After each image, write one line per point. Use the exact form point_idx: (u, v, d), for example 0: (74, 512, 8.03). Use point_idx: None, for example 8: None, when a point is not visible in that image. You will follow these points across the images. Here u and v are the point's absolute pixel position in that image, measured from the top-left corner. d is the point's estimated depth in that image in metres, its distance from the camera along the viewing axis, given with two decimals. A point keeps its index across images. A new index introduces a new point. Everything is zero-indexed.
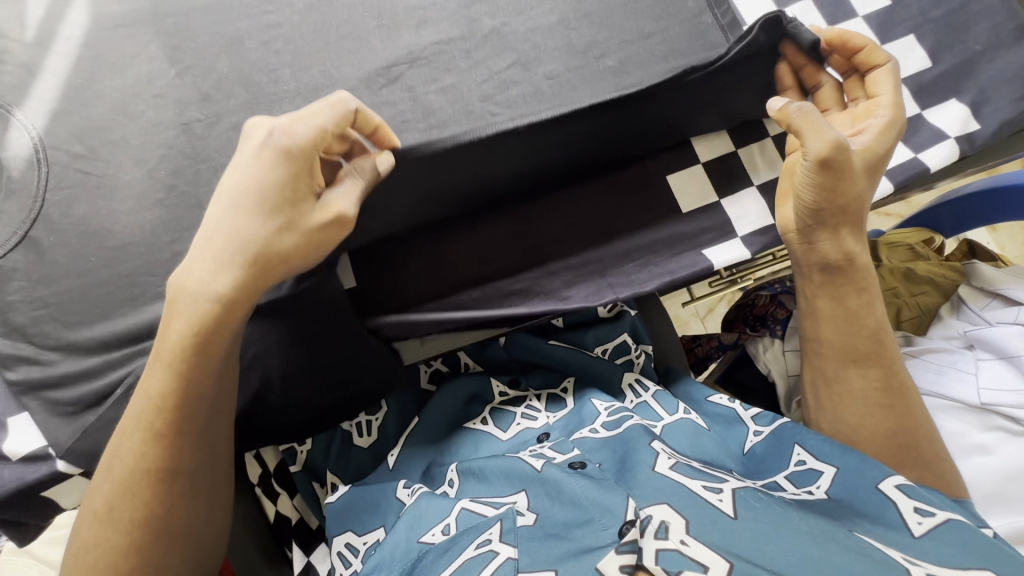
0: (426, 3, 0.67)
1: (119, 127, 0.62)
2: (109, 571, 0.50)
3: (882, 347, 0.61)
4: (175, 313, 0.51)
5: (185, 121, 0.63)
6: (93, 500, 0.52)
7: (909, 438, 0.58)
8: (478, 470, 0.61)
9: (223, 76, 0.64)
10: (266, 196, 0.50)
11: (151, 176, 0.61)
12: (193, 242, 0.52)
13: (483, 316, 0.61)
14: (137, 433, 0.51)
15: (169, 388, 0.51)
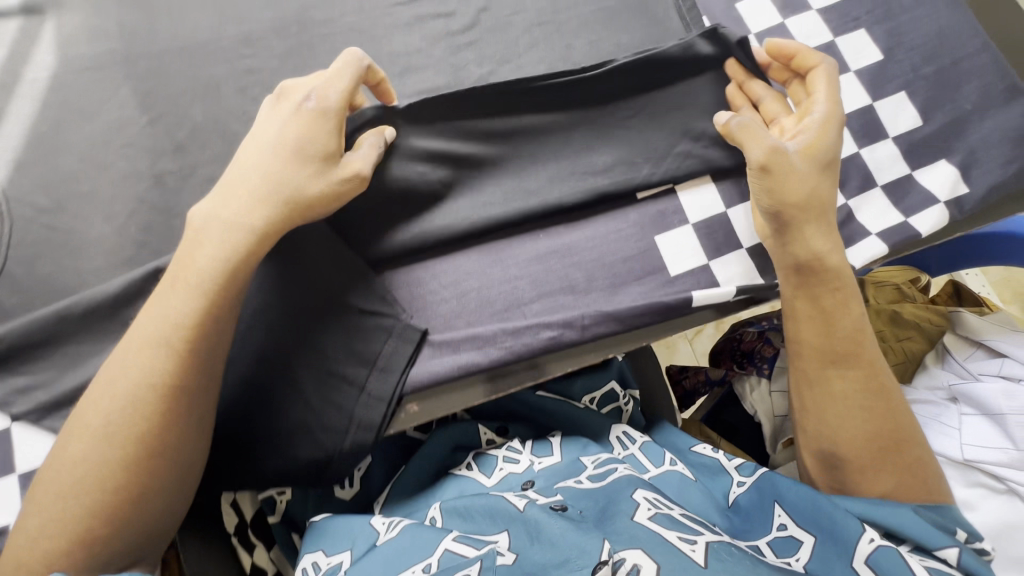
0: (411, 51, 0.66)
1: (89, 179, 0.60)
2: (95, 490, 0.47)
3: (863, 348, 0.59)
4: (205, 240, 0.52)
5: (157, 173, 0.60)
6: (87, 417, 0.49)
7: (889, 444, 0.57)
8: (465, 508, 0.59)
9: (199, 125, 0.62)
10: (301, 147, 0.54)
11: (121, 232, 0.58)
12: (223, 182, 0.54)
13: (483, 330, 0.57)
14: (149, 347, 0.49)
15: (190, 310, 0.50)
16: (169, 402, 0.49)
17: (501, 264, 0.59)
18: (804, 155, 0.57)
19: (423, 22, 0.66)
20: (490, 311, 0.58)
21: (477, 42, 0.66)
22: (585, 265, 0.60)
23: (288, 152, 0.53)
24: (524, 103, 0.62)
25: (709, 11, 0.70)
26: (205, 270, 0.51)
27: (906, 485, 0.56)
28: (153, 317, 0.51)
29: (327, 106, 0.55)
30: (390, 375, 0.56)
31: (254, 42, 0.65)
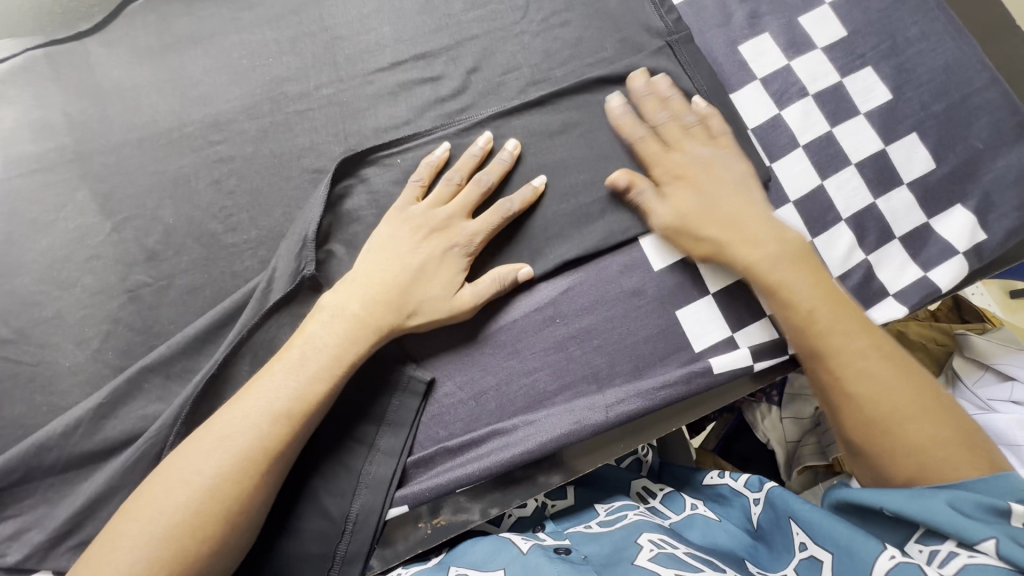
0: (398, 123, 0.60)
1: (53, 301, 0.54)
2: (185, 540, 0.43)
3: (844, 337, 0.52)
4: (331, 324, 0.51)
5: (130, 287, 0.54)
6: (189, 469, 0.45)
7: (908, 428, 0.50)
8: (468, 551, 0.53)
9: (171, 227, 0.56)
10: (435, 277, 0.53)
11: (98, 358, 0.53)
12: (357, 294, 0.52)
13: (507, 426, 0.54)
14: (267, 396, 0.47)
15: (310, 385, 0.48)
16: (288, 453, 0.48)
17: (515, 355, 0.56)
18: (678, 202, 0.56)
19: (407, 89, 0.61)
20: (512, 408, 0.55)
21: (468, 107, 0.61)
22: (603, 347, 0.57)
23: (426, 252, 0.54)
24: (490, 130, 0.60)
25: (711, 54, 0.66)
26: (329, 343, 0.50)
27: (944, 460, 0.49)
28: (278, 376, 0.48)
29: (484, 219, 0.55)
30: (401, 429, 0.53)
31: (223, 125, 0.59)
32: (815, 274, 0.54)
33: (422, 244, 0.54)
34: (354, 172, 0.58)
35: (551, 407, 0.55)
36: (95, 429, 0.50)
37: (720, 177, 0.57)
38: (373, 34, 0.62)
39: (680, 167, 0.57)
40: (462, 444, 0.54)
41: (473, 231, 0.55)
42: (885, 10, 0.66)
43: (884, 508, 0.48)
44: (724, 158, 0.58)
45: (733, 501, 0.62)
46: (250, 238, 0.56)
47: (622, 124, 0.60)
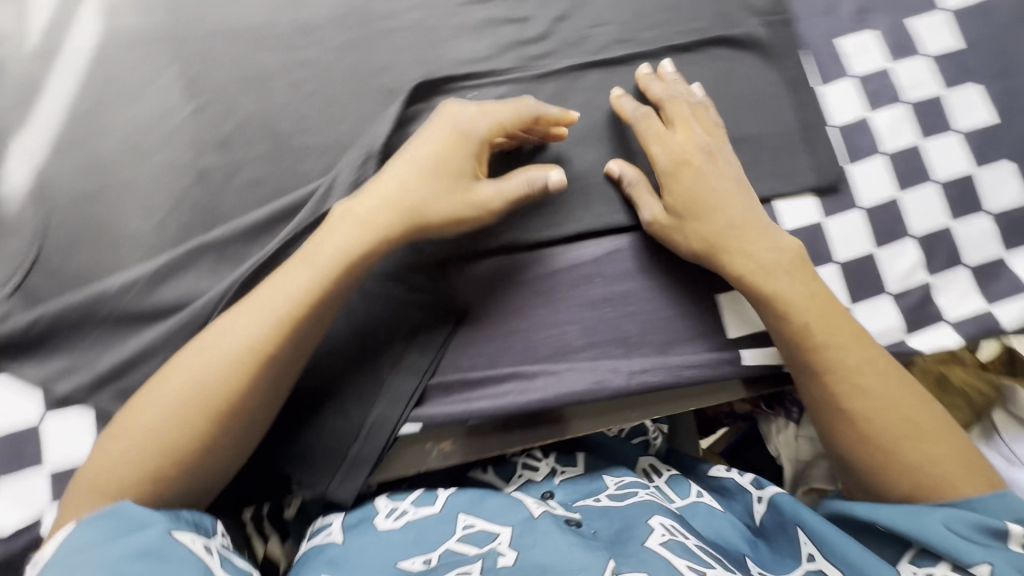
0: (477, 57, 0.60)
1: (130, 168, 0.57)
2: (187, 432, 0.45)
3: (833, 350, 0.51)
4: (339, 232, 0.49)
5: (201, 169, 0.57)
6: (195, 366, 0.46)
7: (896, 441, 0.49)
8: (476, 496, 0.56)
9: (246, 119, 0.58)
10: (448, 167, 0.52)
11: (160, 228, 0.56)
12: (397, 206, 0.50)
13: (528, 370, 0.55)
14: (299, 297, 0.47)
15: (310, 297, 0.48)
16: (300, 349, 0.48)
17: (547, 309, 0.56)
18: (676, 189, 0.54)
19: (492, 26, 0.61)
20: (535, 354, 0.56)
21: (549, 54, 0.61)
22: (635, 316, 0.57)
23: (465, 163, 0.52)
24: (564, 80, 0.60)
25: (809, 41, 0.63)
26: (338, 249, 0.49)
27: (934, 473, 0.49)
28: (292, 277, 0.48)
29: (471, 133, 0.53)
30: (427, 352, 0.55)
31: (311, 31, 0.60)
32: (809, 282, 0.53)
33: (413, 151, 0.52)
34: (428, 99, 0.59)
35: (574, 365, 0.55)
36: (151, 292, 0.54)
37: (716, 167, 0.55)
38: None
39: (673, 155, 0.55)
40: (480, 380, 0.55)
41: (478, 146, 0.53)
42: (1007, 26, 0.61)
43: (877, 524, 0.49)
44: (725, 150, 0.56)
45: (736, 496, 0.61)
46: (318, 143, 0.58)
47: (624, 109, 0.58)
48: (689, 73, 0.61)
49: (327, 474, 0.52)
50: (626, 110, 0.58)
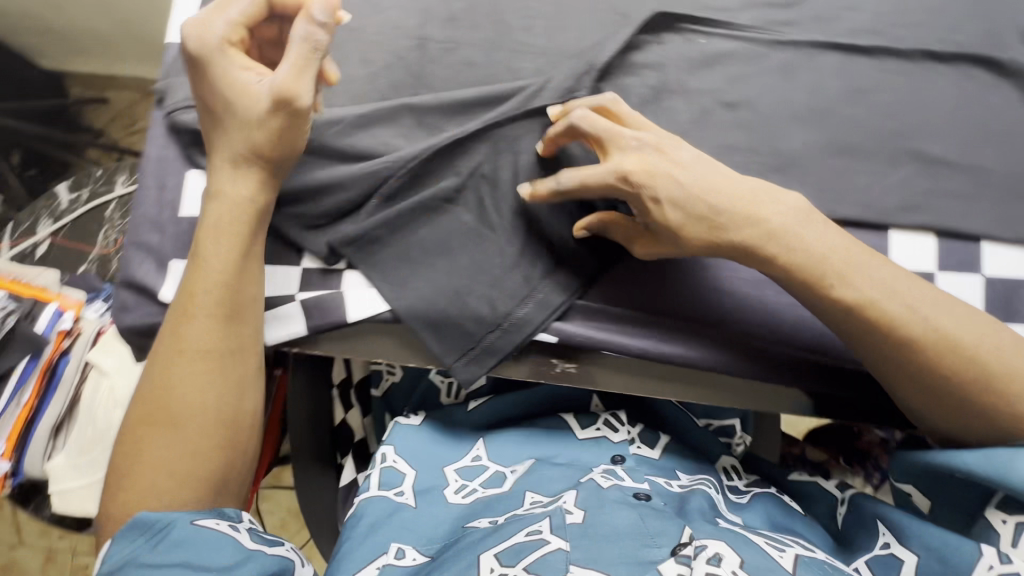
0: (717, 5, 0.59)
1: (361, 18, 0.60)
2: (163, 446, 0.48)
3: (880, 305, 0.46)
4: (236, 213, 0.51)
5: (422, 36, 0.59)
6: (145, 387, 0.50)
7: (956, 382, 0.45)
8: (545, 468, 0.59)
9: (478, 4, 0.60)
10: (245, 101, 0.49)
11: (371, 80, 0.58)
12: (235, 137, 0.50)
13: (670, 326, 0.55)
14: (215, 274, 0.50)
15: (225, 270, 0.50)
16: (225, 302, 0.50)
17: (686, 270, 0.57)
18: (665, 209, 0.48)
19: None
20: (682, 313, 0.56)
21: (792, 23, 0.58)
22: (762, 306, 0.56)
23: (230, 63, 0.49)
24: (798, 54, 0.57)
25: None
26: (232, 224, 0.51)
27: (1003, 411, 0.45)
28: (205, 268, 0.50)
29: (213, 45, 0.48)
30: (582, 273, 0.55)
31: None
32: (827, 230, 0.47)
33: (205, 96, 0.51)
34: (655, 33, 0.58)
35: (702, 332, 0.56)
36: (349, 134, 0.56)
37: (675, 163, 0.48)
38: None
39: (630, 174, 0.48)
40: (624, 320, 0.55)
41: (228, 61, 0.49)
42: None
43: (957, 472, 0.46)
44: (671, 139, 0.50)
45: (819, 500, 0.59)
46: (538, 44, 0.58)
47: (546, 183, 0.52)
48: (929, 86, 0.57)
49: (453, 350, 0.54)
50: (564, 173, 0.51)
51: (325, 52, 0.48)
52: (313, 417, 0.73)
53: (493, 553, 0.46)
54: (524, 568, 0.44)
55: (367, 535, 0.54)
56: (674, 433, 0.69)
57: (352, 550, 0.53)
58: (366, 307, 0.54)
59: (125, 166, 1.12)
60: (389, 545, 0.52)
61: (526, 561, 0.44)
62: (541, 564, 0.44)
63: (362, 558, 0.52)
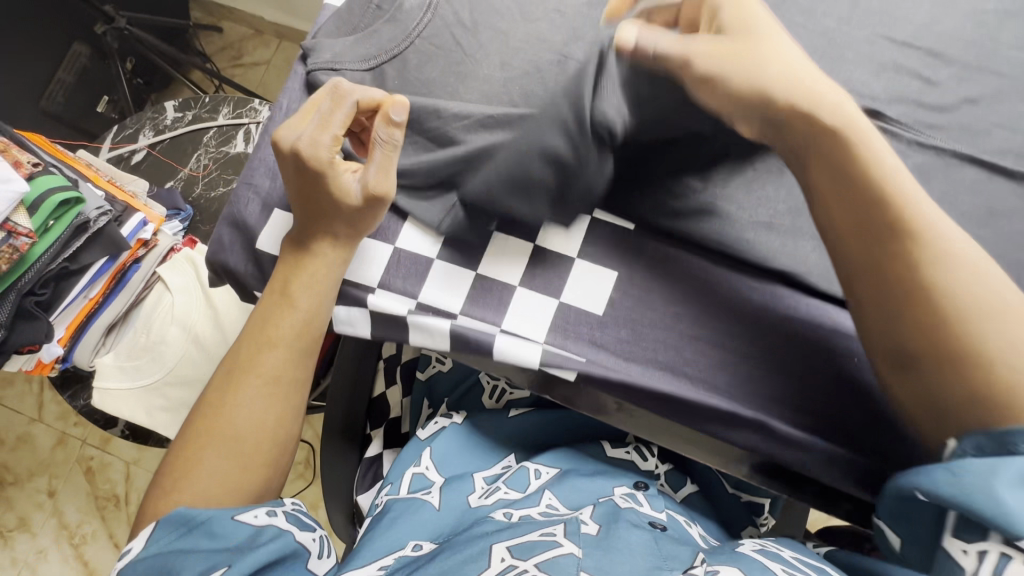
0: (866, 92, 0.57)
1: (510, 23, 0.61)
2: (221, 458, 0.52)
3: (918, 219, 0.43)
4: (330, 252, 0.55)
5: (564, 54, 0.60)
6: (212, 395, 0.55)
7: (945, 308, 0.40)
8: (571, 483, 0.59)
9: None
10: (331, 185, 0.53)
11: (504, 84, 0.59)
12: (327, 200, 0.53)
13: (732, 409, 0.53)
14: (297, 315, 0.55)
15: (310, 305, 0.55)
16: (302, 342, 0.55)
17: (727, 349, 0.54)
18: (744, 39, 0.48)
19: (896, 72, 0.58)
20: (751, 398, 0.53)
21: (938, 128, 0.57)
22: (822, 419, 0.52)
23: (325, 149, 0.52)
24: (937, 161, 0.56)
25: None
26: (326, 263, 0.55)
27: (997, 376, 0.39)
28: (291, 299, 0.55)
29: (312, 156, 0.52)
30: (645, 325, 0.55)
31: None
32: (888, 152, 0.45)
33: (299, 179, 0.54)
34: None
35: (733, 415, 0.53)
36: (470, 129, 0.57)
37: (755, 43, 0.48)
38: (910, 6, 0.59)
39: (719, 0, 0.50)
40: (681, 386, 0.54)
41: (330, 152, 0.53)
42: None
43: (918, 490, 0.41)
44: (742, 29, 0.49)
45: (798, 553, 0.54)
46: None
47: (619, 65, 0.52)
48: None
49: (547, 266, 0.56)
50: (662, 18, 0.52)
51: (399, 149, 0.53)
52: (356, 384, 0.75)
53: (507, 543, 0.46)
54: (536, 564, 0.43)
55: (388, 531, 0.54)
56: (702, 487, 0.68)
57: (373, 542, 0.53)
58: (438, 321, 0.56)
59: (230, 99, 1.13)
60: (406, 541, 0.52)
61: (538, 556, 0.44)
62: (555, 563, 0.43)
63: (377, 550, 0.52)
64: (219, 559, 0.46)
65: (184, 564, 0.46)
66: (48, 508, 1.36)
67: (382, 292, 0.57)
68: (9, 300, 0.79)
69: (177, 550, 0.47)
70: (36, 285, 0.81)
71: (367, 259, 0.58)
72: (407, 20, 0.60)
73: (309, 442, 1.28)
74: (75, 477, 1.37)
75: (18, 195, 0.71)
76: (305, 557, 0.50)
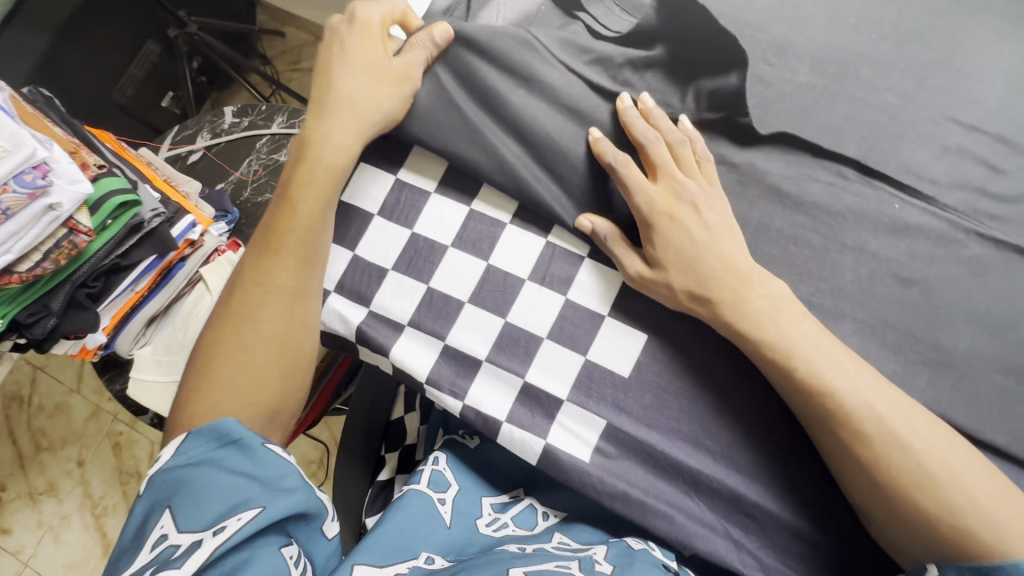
0: (926, 174, 0.55)
1: None
2: (231, 367, 0.53)
3: (836, 393, 0.46)
4: (329, 157, 0.56)
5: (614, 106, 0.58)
6: (225, 313, 0.57)
7: (888, 470, 0.44)
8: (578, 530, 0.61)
9: None
10: (372, 66, 0.55)
11: None
12: (355, 81, 0.55)
13: (750, 495, 0.52)
14: (297, 219, 0.56)
15: (307, 210, 0.56)
16: (302, 247, 0.56)
17: (752, 423, 0.53)
18: (683, 222, 0.51)
19: (959, 156, 0.56)
20: (770, 482, 0.52)
21: (1001, 219, 0.54)
22: (839, 506, 0.51)
23: (373, 40, 0.56)
24: (995, 254, 0.54)
25: None
26: (324, 169, 0.56)
27: (943, 520, 0.43)
28: (287, 207, 0.56)
29: (369, 34, 0.56)
30: (670, 400, 0.54)
31: (786, 54, 0.58)
32: (804, 319, 0.48)
33: (340, 61, 0.56)
34: (850, 182, 0.56)
35: (744, 499, 0.52)
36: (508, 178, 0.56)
37: (699, 223, 0.51)
38: (981, 88, 0.57)
39: (675, 186, 0.52)
40: (702, 469, 0.53)
41: (376, 31, 0.57)
42: None
43: None
44: (712, 198, 0.52)
45: None
46: (727, 153, 0.57)
47: (605, 151, 0.54)
48: None
49: (600, 297, 0.57)
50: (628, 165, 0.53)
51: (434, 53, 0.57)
52: (375, 406, 0.77)
53: (523, 569, 0.46)
54: None
55: (403, 529, 0.54)
56: None
57: (383, 541, 0.52)
58: (462, 368, 0.57)
59: (285, 108, 1.17)
60: (420, 551, 0.53)
61: None
62: None
63: (393, 552, 0.52)
64: (250, 492, 0.46)
65: (217, 481, 0.46)
66: (76, 477, 1.42)
67: (411, 332, 0.58)
68: (63, 291, 0.83)
69: (210, 474, 0.47)
70: (89, 279, 0.85)
71: (402, 296, 0.58)
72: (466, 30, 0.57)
73: (324, 443, 1.31)
74: (103, 450, 1.44)
75: (82, 196, 0.74)
76: (322, 519, 0.51)
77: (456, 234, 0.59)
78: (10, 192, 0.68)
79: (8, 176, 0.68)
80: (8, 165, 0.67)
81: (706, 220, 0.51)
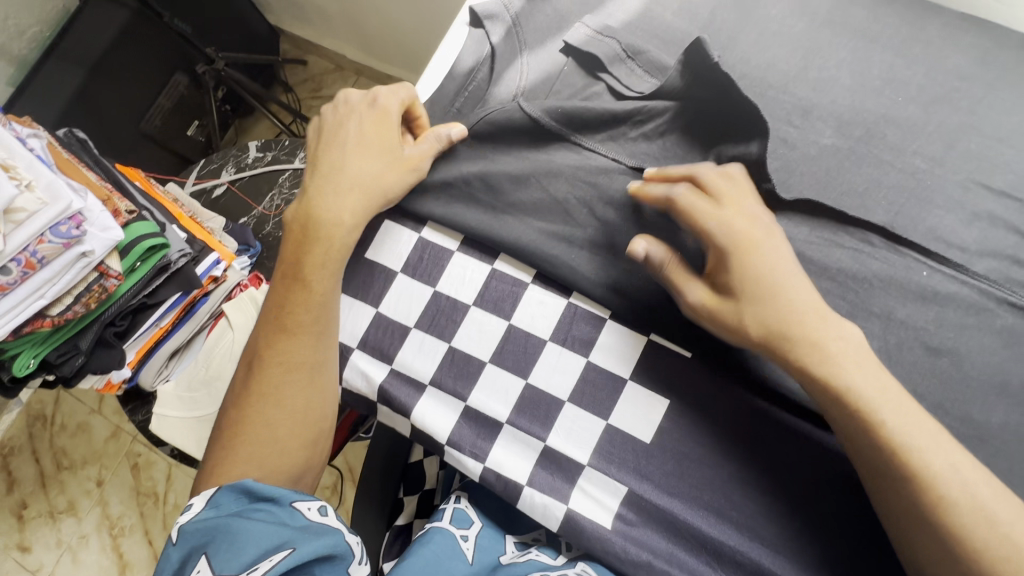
0: (955, 241, 0.55)
1: None
2: (254, 442, 0.54)
3: (917, 449, 0.44)
4: (343, 233, 0.57)
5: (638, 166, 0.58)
6: (243, 388, 0.57)
7: (974, 537, 0.42)
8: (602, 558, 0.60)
9: None
10: (383, 150, 0.57)
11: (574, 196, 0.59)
12: (367, 164, 0.57)
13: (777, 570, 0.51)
14: (312, 298, 0.57)
15: (321, 286, 0.57)
16: (319, 324, 0.57)
17: (775, 495, 0.52)
18: (759, 255, 0.48)
19: (989, 223, 0.55)
20: (794, 555, 0.51)
21: None
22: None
23: (385, 125, 0.58)
24: None
25: None
26: (337, 244, 0.57)
27: None
28: (302, 283, 0.57)
29: (382, 110, 0.58)
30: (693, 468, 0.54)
31: (810, 117, 0.58)
32: (882, 372, 0.47)
33: (350, 142, 0.58)
34: (878, 247, 0.55)
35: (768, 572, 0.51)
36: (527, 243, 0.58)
37: (771, 251, 0.49)
38: (1011, 154, 0.56)
39: (739, 213, 0.50)
40: (726, 541, 0.52)
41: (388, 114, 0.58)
42: None
43: None
44: (775, 226, 0.50)
45: None
46: None
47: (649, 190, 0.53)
48: None
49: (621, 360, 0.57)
50: (681, 198, 0.51)
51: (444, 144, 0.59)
52: (393, 453, 0.77)
53: None
54: None
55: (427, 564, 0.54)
56: None
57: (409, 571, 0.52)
58: (483, 429, 0.57)
59: None
60: None
61: None
62: None
63: None
64: (285, 534, 0.47)
65: (249, 529, 0.46)
66: (95, 497, 1.44)
67: (432, 391, 0.58)
68: (91, 332, 0.85)
69: (244, 519, 0.47)
70: (117, 317, 0.87)
71: (423, 355, 0.59)
72: (485, 110, 0.60)
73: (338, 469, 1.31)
74: (121, 470, 1.45)
75: (114, 242, 0.76)
76: (348, 560, 0.50)
77: (478, 293, 0.60)
78: (46, 242, 0.70)
79: (45, 228, 0.69)
80: (45, 219, 0.68)
81: (778, 252, 0.49)
